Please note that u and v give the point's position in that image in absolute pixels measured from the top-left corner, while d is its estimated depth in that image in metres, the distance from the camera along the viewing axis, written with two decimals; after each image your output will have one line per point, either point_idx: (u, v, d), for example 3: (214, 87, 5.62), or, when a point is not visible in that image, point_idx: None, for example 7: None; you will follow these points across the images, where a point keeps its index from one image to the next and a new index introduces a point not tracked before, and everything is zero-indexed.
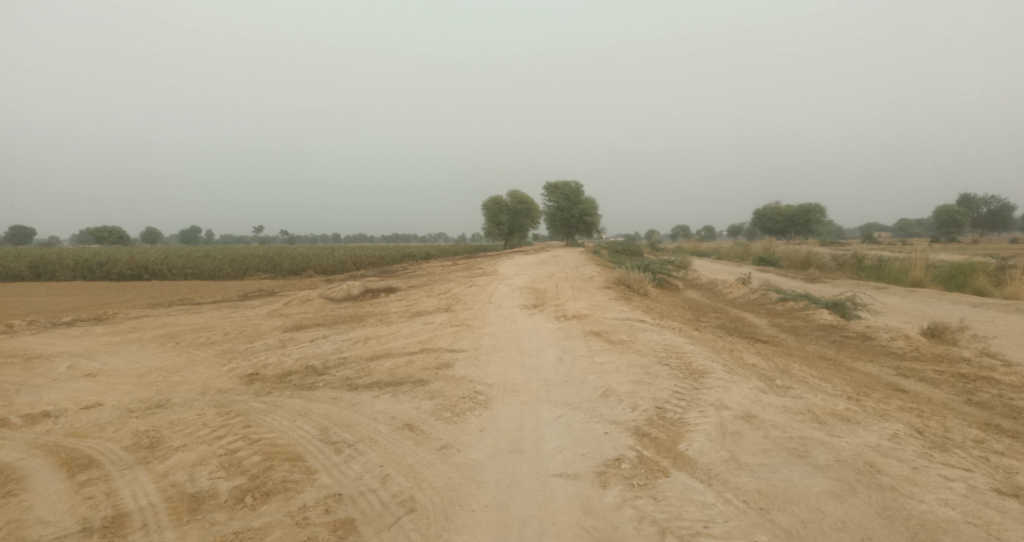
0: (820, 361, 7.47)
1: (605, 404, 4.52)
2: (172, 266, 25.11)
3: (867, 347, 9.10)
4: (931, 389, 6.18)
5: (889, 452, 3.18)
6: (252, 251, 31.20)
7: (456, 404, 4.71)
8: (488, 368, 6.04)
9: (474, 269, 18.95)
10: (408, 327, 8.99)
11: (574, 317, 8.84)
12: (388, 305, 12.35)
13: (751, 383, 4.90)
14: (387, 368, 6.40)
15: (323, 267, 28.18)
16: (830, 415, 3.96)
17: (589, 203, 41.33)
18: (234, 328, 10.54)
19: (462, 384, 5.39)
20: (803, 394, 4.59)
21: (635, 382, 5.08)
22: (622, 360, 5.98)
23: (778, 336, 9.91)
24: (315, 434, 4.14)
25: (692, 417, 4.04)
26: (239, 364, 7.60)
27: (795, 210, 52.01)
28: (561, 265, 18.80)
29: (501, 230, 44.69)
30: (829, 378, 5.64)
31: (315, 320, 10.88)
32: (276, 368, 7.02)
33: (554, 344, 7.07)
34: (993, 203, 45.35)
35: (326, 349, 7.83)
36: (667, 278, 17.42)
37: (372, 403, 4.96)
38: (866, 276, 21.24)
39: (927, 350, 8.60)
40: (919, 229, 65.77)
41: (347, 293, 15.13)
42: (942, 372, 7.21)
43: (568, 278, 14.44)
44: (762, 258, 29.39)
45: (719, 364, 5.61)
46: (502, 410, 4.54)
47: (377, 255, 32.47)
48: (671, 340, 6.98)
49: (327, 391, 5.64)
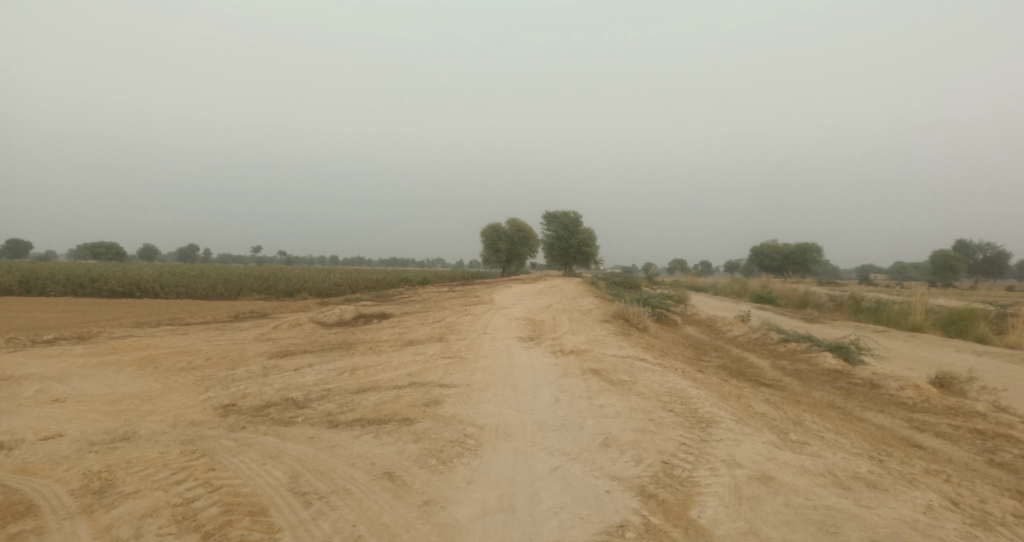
0: (829, 410, 7.08)
1: (605, 455, 4.13)
2: (165, 284, 24.67)
3: (875, 396, 8.72)
4: (951, 446, 5.79)
5: (928, 532, 2.81)
6: (247, 271, 30.81)
7: (443, 450, 4.31)
8: (480, 407, 5.64)
9: (470, 297, 18.57)
10: (398, 358, 8.59)
11: (572, 352, 8.47)
12: (379, 332, 11.93)
13: (764, 437, 4.53)
14: (372, 403, 5.98)
15: (317, 290, 27.76)
16: (853, 479, 3.59)
17: (587, 233, 41.30)
18: (218, 352, 10.10)
19: (451, 425, 5.00)
20: (821, 452, 4.22)
21: (638, 429, 4.70)
22: (622, 403, 5.61)
23: (782, 379, 9.54)
24: (285, 482, 3.74)
25: (702, 476, 3.66)
26: (217, 393, 7.18)
27: (793, 248, 52.05)
28: (558, 295, 18.49)
29: (499, 258, 44.58)
30: (844, 433, 5.26)
31: (302, 346, 10.46)
32: (255, 399, 6.61)
33: (551, 382, 6.68)
34: (990, 250, 45.46)
35: (310, 379, 7.41)
36: (667, 313, 17.06)
37: (351, 444, 4.55)
38: (865, 319, 20.94)
39: (938, 402, 8.21)
40: (915, 271, 65.86)
41: (339, 318, 14.73)
42: (958, 426, 6.83)
43: (566, 310, 14.08)
44: (759, 295, 29.14)
45: (726, 413, 5.24)
46: (493, 458, 4.16)
47: (373, 279, 32.06)
48: (674, 382, 6.61)
49: (305, 428, 5.23)
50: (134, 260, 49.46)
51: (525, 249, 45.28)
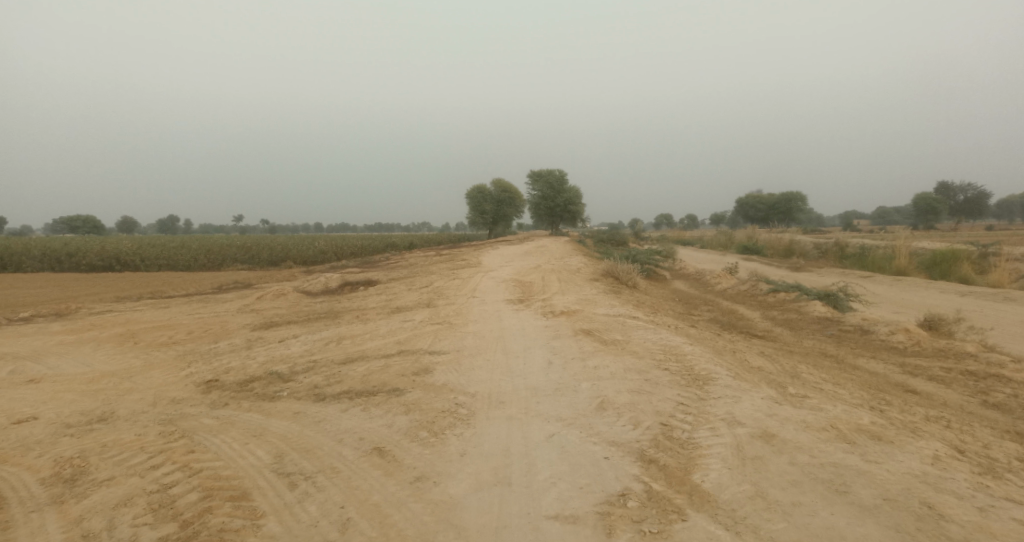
0: (823, 359, 7.06)
1: (602, 420, 4.00)
2: (145, 257, 23.99)
3: (866, 342, 8.76)
4: (944, 390, 5.80)
5: (940, 486, 2.71)
6: (229, 241, 30.08)
7: (434, 421, 4.16)
8: (471, 374, 5.48)
9: (457, 261, 18.28)
10: (386, 325, 8.39)
11: (563, 313, 8.32)
12: (366, 300, 11.67)
13: (762, 392, 4.43)
14: (360, 374, 5.79)
15: (302, 258, 27.24)
16: (857, 433, 3.49)
17: (573, 191, 40.82)
18: (199, 326, 9.80)
19: (442, 395, 4.84)
20: (821, 405, 4.13)
21: (634, 390, 4.57)
22: (617, 363, 5.49)
23: (774, 330, 9.54)
24: (269, 463, 3.56)
25: (704, 437, 3.54)
26: (199, 368, 6.94)
27: (777, 198, 52.07)
28: (546, 255, 18.30)
29: (485, 219, 44.06)
30: (841, 383, 5.21)
31: (287, 317, 10.19)
32: (238, 374, 6.38)
33: (543, 345, 6.54)
34: (971, 191, 45.84)
35: (295, 351, 7.19)
36: (655, 269, 16.98)
37: (338, 419, 4.37)
38: (851, 265, 21.12)
39: (928, 345, 8.26)
40: (897, 216, 66.58)
41: (324, 287, 14.43)
42: (949, 369, 6.86)
43: (555, 270, 13.91)
44: (746, 246, 29.26)
45: (723, 369, 5.14)
46: (487, 427, 4.01)
47: (358, 245, 31.57)
48: (667, 339, 6.51)
49: (290, 402, 5.04)
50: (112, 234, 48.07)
51: (510, 210, 44.79)
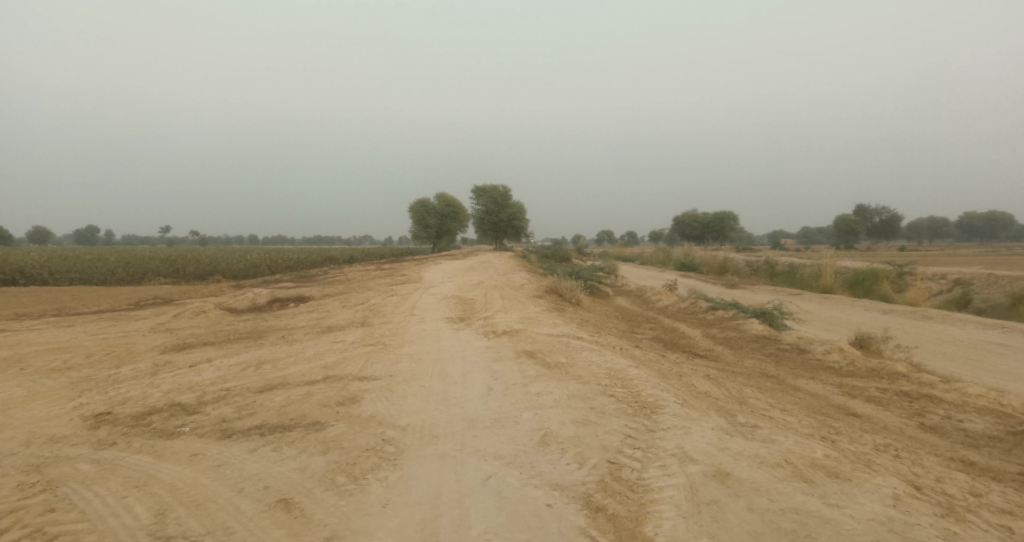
0: (765, 381, 7.06)
1: (544, 457, 3.62)
2: (51, 269, 21.60)
3: (804, 361, 8.95)
4: (882, 412, 5.89)
5: (908, 535, 2.56)
6: (151, 253, 27.71)
7: (356, 462, 3.63)
8: (402, 404, 4.97)
9: (397, 276, 17.57)
10: (313, 347, 7.69)
11: (505, 333, 7.94)
12: (295, 318, 10.81)
13: (712, 422, 4.22)
14: (276, 404, 5.12)
15: (232, 272, 25.45)
16: (813, 469, 3.42)
17: (517, 207, 40.93)
18: (99, 347, 8.64)
19: (367, 429, 4.31)
20: (773, 436, 3.99)
21: (579, 422, 4.23)
22: (561, 389, 5.15)
23: (715, 349, 9.61)
24: (145, 524, 2.91)
25: (654, 478, 3.25)
26: (91, 398, 5.76)
27: (711, 217, 54.41)
28: (490, 271, 17.93)
29: (428, 233, 43.27)
30: (789, 409, 5.16)
31: (204, 338, 9.19)
32: (133, 402, 5.52)
33: (483, 368, 6.11)
34: (885, 214, 49.69)
35: (207, 377, 6.36)
36: (599, 285, 16.97)
37: (242, 460, 3.75)
38: (781, 283, 22.12)
39: (862, 364, 8.54)
40: (820, 236, 71.36)
41: (251, 304, 13.37)
42: (885, 390, 7.07)
43: (498, 286, 13.55)
44: (684, 263, 30.16)
45: (670, 394, 4.93)
46: (417, 469, 3.54)
47: (294, 259, 30.00)
48: (611, 360, 6.26)
49: (191, 440, 4.25)
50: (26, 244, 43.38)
51: (454, 224, 44.26)
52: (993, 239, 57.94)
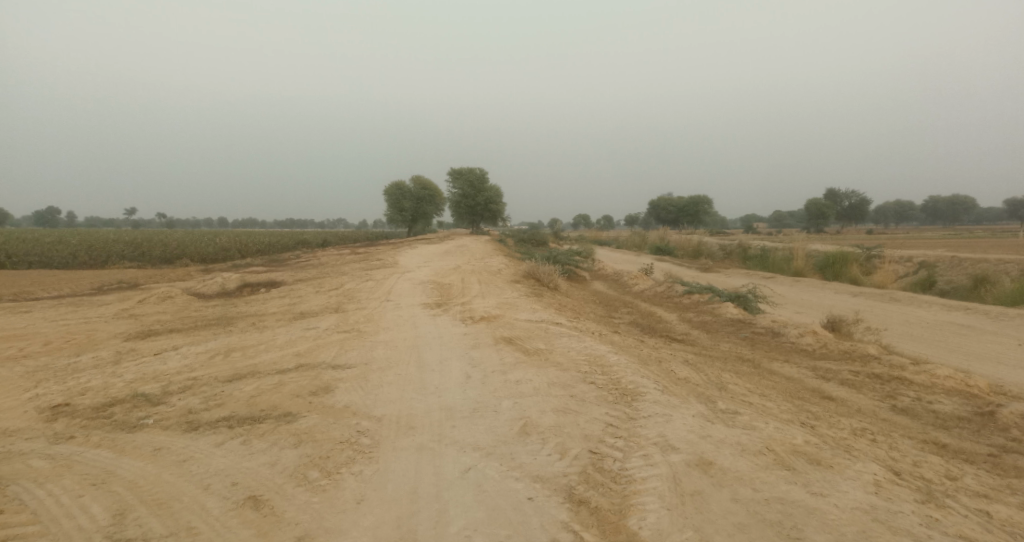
0: (741, 365, 7.11)
1: (525, 448, 3.53)
2: (7, 252, 20.58)
3: (778, 345, 9.08)
4: (856, 395, 5.98)
5: (892, 525, 2.54)
6: (114, 236, 26.63)
7: (329, 456, 3.48)
8: (377, 393, 4.82)
9: (372, 260, 17.23)
10: (286, 334, 7.44)
11: (483, 319, 7.82)
12: (266, 304, 10.48)
13: (693, 409, 4.20)
14: (246, 394, 4.91)
15: (201, 256, 24.68)
16: (795, 457, 3.41)
17: (493, 190, 40.59)
18: (57, 334, 8.20)
19: (341, 420, 4.16)
20: (753, 423, 3.97)
21: (559, 410, 4.14)
22: (540, 377, 5.07)
23: (692, 333, 9.66)
24: (103, 526, 2.72)
25: (637, 468, 3.20)
26: (49, 389, 5.42)
27: (686, 201, 54.95)
28: (467, 255, 17.73)
29: (404, 217, 42.66)
30: (767, 394, 5.19)
31: (171, 325, 8.83)
32: (93, 391, 5.23)
33: (461, 356, 5.99)
34: (854, 199, 50.83)
35: (173, 366, 6.08)
36: (576, 269, 16.95)
37: (210, 455, 3.55)
38: (754, 266, 22.47)
39: (834, 347, 8.71)
40: (791, 220, 72.87)
41: (221, 289, 12.94)
42: (857, 372, 7.21)
43: (476, 271, 13.38)
44: (659, 246, 30.37)
45: (650, 381, 4.89)
46: (393, 463, 3.41)
47: (266, 243, 29.24)
48: (591, 346, 6.21)
49: (154, 433, 4.03)
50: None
51: (430, 207, 43.70)
52: (956, 222, 59.82)
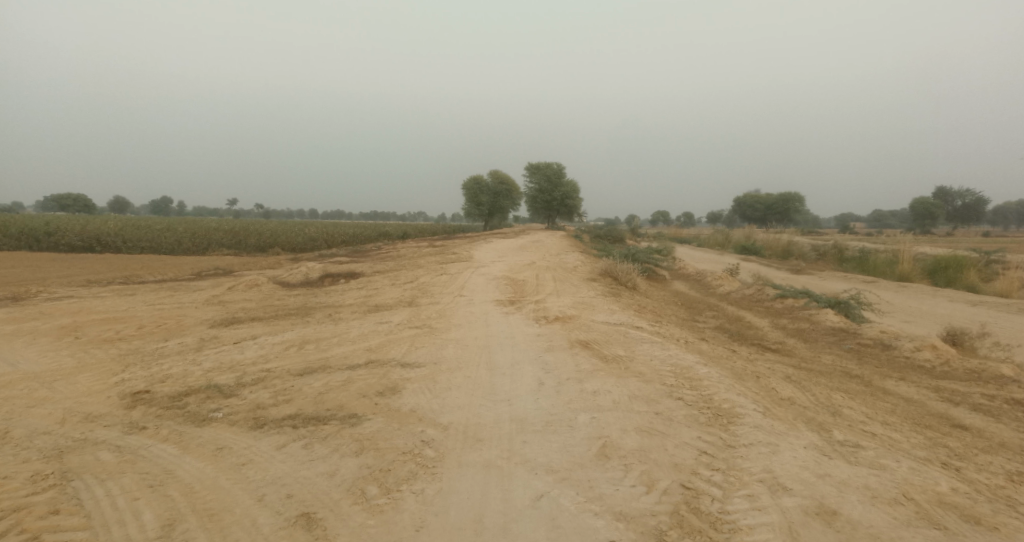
0: (849, 383, 6.22)
1: (603, 476, 3.10)
2: (128, 238, 22.80)
3: (889, 359, 7.98)
4: (996, 426, 4.99)
5: None
6: (217, 224, 28.81)
7: (390, 469, 3.24)
8: (446, 398, 4.56)
9: (447, 254, 17.30)
10: (358, 328, 7.44)
11: (557, 319, 7.41)
12: (343, 295, 10.69)
13: (804, 439, 3.57)
14: (314, 391, 4.84)
15: (291, 245, 26.13)
16: (944, 511, 2.74)
17: (570, 185, 39.87)
18: (153, 319, 8.73)
19: (406, 427, 3.92)
20: (881, 460, 3.29)
21: (643, 432, 3.67)
22: (620, 388, 4.61)
23: (786, 342, 8.73)
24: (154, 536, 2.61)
25: (740, 513, 2.68)
26: (135, 374, 5.67)
27: (774, 198, 51.41)
28: (541, 250, 17.39)
29: (480, 211, 43.04)
30: (889, 421, 4.40)
31: (253, 313, 9.18)
32: (174, 380, 5.38)
33: (533, 359, 5.63)
34: (970, 197, 45.41)
35: (249, 356, 6.21)
36: (655, 268, 16.11)
37: (270, 458, 3.43)
38: (851, 269, 20.44)
39: (959, 365, 7.51)
40: (894, 221, 66.33)
41: (304, 279, 13.44)
42: (993, 396, 6.11)
43: (550, 267, 12.99)
44: (744, 246, 28.47)
45: (748, 400, 4.27)
46: (456, 482, 3.10)
47: (349, 234, 30.48)
48: (676, 355, 5.64)
49: (221, 430, 4.00)
50: (107, 213, 46.57)
51: (505, 201, 43.73)
52: None
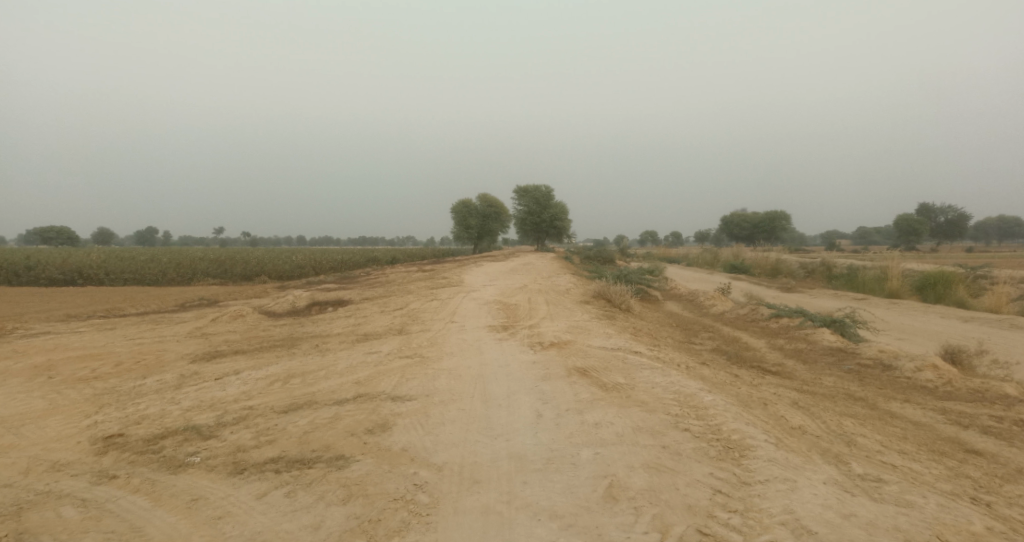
0: (855, 406, 6.05)
1: (613, 522, 2.87)
2: (111, 270, 22.32)
3: (890, 380, 7.83)
4: (1011, 450, 4.82)
5: None
6: (203, 254, 28.37)
7: (382, 519, 2.98)
8: (439, 434, 4.30)
9: (438, 278, 17.05)
10: (347, 359, 7.17)
11: (553, 346, 7.18)
12: (331, 324, 10.39)
13: (822, 474, 3.37)
14: (299, 430, 4.55)
15: (279, 273, 25.76)
16: None
17: (559, 207, 40.01)
18: (132, 354, 8.37)
19: (398, 469, 3.66)
20: (907, 497, 3.10)
21: (652, 469, 3.45)
22: (623, 419, 4.38)
23: (785, 363, 8.56)
24: None
25: None
26: (108, 415, 5.34)
27: (760, 217, 51.97)
28: (533, 273, 17.23)
29: (469, 234, 42.95)
30: (904, 450, 4.22)
31: (238, 346, 8.84)
32: (150, 420, 5.06)
33: (530, 389, 5.39)
34: (950, 213, 46.25)
35: (231, 393, 5.89)
36: (647, 289, 15.98)
37: (250, 510, 3.15)
38: (841, 286, 20.49)
39: (962, 384, 7.38)
40: (878, 237, 67.37)
41: (291, 308, 13.11)
42: (1001, 417, 5.96)
43: (542, 291, 12.81)
44: (734, 264, 28.53)
45: (758, 430, 4.07)
46: (454, 533, 2.84)
47: (338, 260, 30.14)
48: (678, 381, 5.44)
49: (197, 477, 3.70)
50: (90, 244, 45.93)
51: (494, 224, 43.73)
52: None
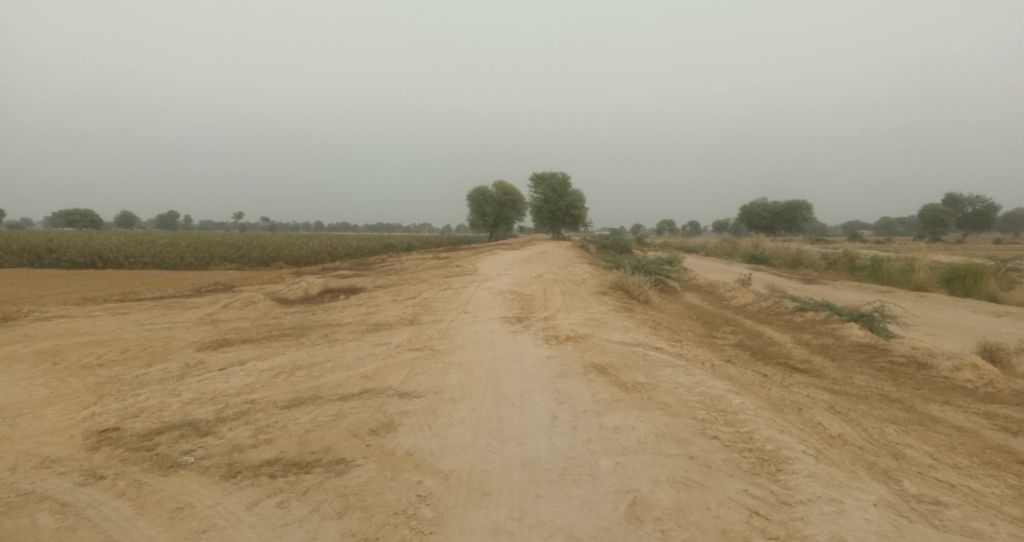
0: (892, 409, 5.63)
1: None
2: (130, 254, 22.43)
3: (926, 379, 7.36)
4: None
5: None
6: (222, 239, 28.44)
7: (380, 536, 2.71)
8: (447, 437, 4.01)
9: (452, 266, 16.74)
10: (354, 350, 6.92)
11: (568, 340, 6.84)
12: (342, 313, 10.17)
13: (874, 494, 2.99)
14: (299, 429, 4.29)
15: (294, 259, 25.72)
16: None
17: (576, 195, 39.40)
18: (139, 341, 8.20)
19: (401, 476, 3.38)
20: (973, 525, 2.73)
21: (679, 484, 3.11)
22: (645, 424, 4.05)
23: (812, 360, 8.12)
24: None
25: None
26: (107, 407, 5.15)
27: (782, 207, 50.68)
28: (548, 262, 16.88)
29: (485, 222, 42.61)
30: (956, 464, 3.81)
31: (246, 334, 8.65)
32: (147, 414, 4.86)
33: (545, 387, 5.06)
34: (979, 204, 44.48)
35: (234, 385, 5.68)
36: (666, 279, 15.50)
37: (238, 523, 2.89)
38: (865, 278, 19.77)
39: (1006, 386, 6.88)
40: (902, 229, 65.34)
41: (303, 295, 12.92)
42: None
43: (558, 280, 12.44)
44: (752, 256, 27.81)
45: (795, 440, 3.70)
46: None
47: (353, 246, 30.02)
48: (703, 381, 5.06)
49: (187, 480, 3.45)
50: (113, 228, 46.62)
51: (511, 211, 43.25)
52: None
